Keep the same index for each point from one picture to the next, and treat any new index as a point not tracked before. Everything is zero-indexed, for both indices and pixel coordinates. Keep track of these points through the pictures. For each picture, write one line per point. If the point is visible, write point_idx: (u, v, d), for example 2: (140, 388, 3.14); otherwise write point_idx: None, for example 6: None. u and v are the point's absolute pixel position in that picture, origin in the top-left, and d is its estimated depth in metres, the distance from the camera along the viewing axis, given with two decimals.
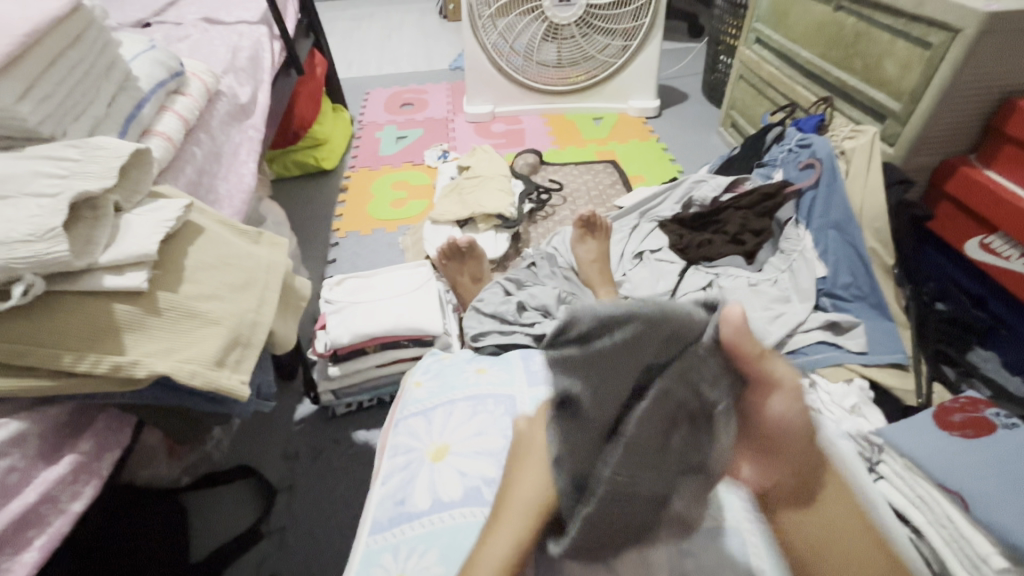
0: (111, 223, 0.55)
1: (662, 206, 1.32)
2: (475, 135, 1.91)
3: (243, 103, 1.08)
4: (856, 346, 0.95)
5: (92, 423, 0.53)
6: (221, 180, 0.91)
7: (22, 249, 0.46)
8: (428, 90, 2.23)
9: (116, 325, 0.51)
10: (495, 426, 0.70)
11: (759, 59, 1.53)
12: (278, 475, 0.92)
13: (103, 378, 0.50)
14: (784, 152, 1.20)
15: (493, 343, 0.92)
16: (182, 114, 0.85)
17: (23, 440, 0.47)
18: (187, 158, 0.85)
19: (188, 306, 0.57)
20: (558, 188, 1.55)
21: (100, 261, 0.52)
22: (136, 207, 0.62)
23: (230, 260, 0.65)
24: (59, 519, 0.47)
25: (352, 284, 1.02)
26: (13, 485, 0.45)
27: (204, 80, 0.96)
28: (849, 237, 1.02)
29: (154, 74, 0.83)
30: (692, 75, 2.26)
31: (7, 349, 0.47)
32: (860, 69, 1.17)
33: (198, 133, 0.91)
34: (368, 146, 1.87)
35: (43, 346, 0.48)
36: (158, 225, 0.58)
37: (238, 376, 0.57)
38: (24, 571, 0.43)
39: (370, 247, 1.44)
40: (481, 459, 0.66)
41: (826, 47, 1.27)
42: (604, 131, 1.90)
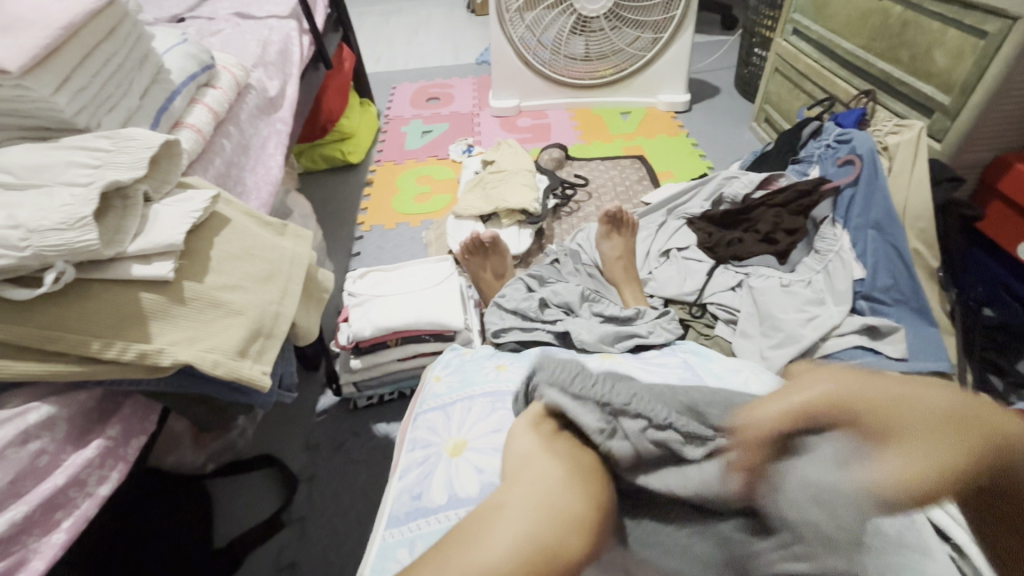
0: (139, 212, 0.56)
1: (691, 203, 1.28)
2: (500, 130, 1.89)
3: (272, 96, 1.09)
4: (896, 352, 0.90)
5: (120, 409, 0.54)
6: (249, 172, 0.92)
7: (53, 237, 0.47)
8: (455, 84, 2.23)
9: (142, 313, 0.52)
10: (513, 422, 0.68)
11: (796, 51, 1.47)
12: (299, 465, 0.93)
13: (130, 366, 0.51)
14: (821, 148, 1.15)
15: (514, 339, 0.90)
16: (212, 107, 0.86)
17: (52, 424, 0.48)
18: (217, 150, 0.86)
19: (212, 296, 0.57)
20: (584, 183, 1.52)
21: (129, 250, 0.53)
22: (165, 197, 0.63)
23: (254, 251, 0.66)
24: (86, 502, 0.48)
25: (375, 278, 1.02)
26: (42, 468, 0.46)
27: (234, 73, 0.97)
28: (890, 237, 0.97)
29: (186, 68, 0.85)
30: (725, 69, 2.20)
31: (39, 335, 0.48)
32: (907, 61, 1.11)
33: (228, 125, 0.92)
34: (394, 140, 1.87)
35: (72, 333, 0.49)
36: (185, 216, 0.58)
37: (259, 366, 0.58)
38: (50, 552, 0.44)
39: (394, 241, 1.45)
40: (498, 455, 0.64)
41: (870, 38, 1.21)
42: (632, 126, 1.86)
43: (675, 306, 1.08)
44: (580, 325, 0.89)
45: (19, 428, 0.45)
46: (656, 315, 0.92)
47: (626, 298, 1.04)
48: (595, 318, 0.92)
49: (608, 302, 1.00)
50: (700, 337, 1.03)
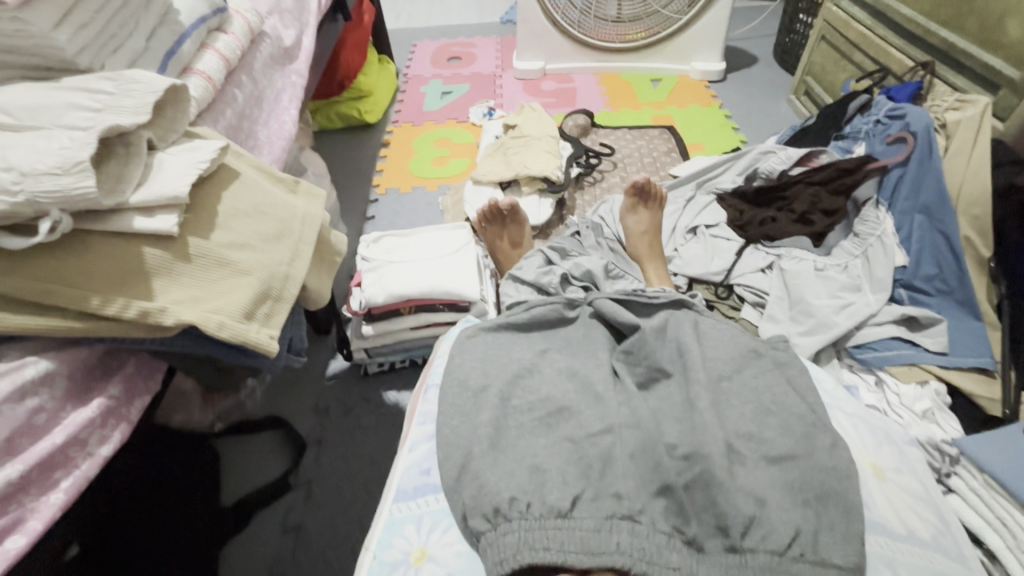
0: (143, 161, 0.52)
1: (722, 178, 1.22)
2: (523, 94, 1.81)
3: (287, 47, 1.04)
4: (935, 346, 0.84)
5: (122, 367, 0.52)
6: (262, 126, 0.88)
7: (48, 182, 0.43)
8: (477, 44, 2.13)
9: (145, 268, 0.49)
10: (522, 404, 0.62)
11: (848, 17, 1.36)
12: (308, 428, 0.92)
13: (132, 324, 0.49)
14: (869, 123, 1.07)
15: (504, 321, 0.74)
16: (224, 54, 0.81)
17: (50, 379, 0.46)
18: (228, 100, 0.82)
19: (219, 254, 0.54)
20: (609, 152, 1.45)
21: (130, 200, 0.49)
22: (171, 146, 0.59)
23: (265, 209, 0.62)
24: (86, 462, 0.46)
25: (390, 242, 0.99)
26: (40, 425, 0.44)
27: (247, 19, 0.91)
28: (940, 224, 0.90)
29: (196, 9, 0.79)
30: (764, 36, 2.07)
31: (36, 287, 0.45)
32: (974, 30, 1.01)
33: (241, 74, 0.87)
34: (412, 100, 1.80)
35: (71, 286, 0.46)
36: (191, 166, 0.55)
37: (267, 330, 0.55)
38: (48, 512, 0.42)
39: (410, 205, 1.40)
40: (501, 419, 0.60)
41: (934, 4, 1.10)
42: (662, 95, 1.77)
43: (700, 286, 1.03)
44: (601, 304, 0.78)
45: (15, 383, 0.43)
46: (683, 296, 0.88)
47: (649, 274, 0.99)
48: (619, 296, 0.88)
49: (632, 278, 0.95)
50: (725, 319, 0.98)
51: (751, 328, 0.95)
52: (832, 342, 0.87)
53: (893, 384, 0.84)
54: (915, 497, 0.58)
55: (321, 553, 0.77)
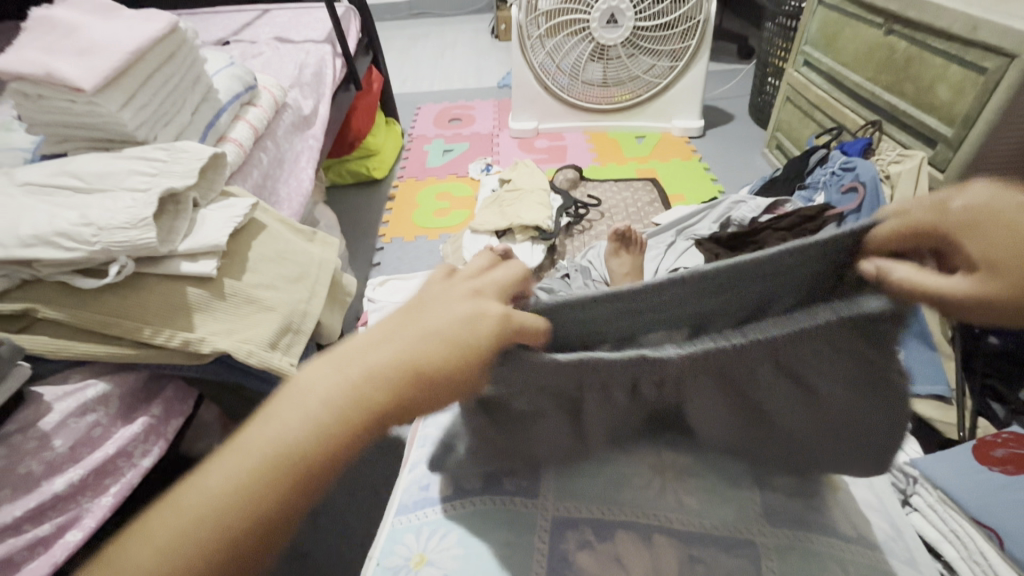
0: (189, 216, 0.63)
1: (698, 225, 1.33)
2: (518, 151, 1.97)
3: (306, 115, 1.18)
4: None
5: (162, 391, 0.60)
6: (283, 184, 1.00)
7: (119, 235, 0.53)
8: (476, 106, 2.32)
9: (188, 305, 0.58)
10: None
11: (807, 82, 1.52)
12: None
13: (175, 352, 0.57)
14: (827, 175, 1.19)
15: None
16: (253, 124, 0.94)
17: (106, 400, 0.54)
18: (255, 162, 0.94)
19: (248, 293, 0.63)
20: (597, 203, 1.57)
21: (179, 249, 0.59)
22: (210, 204, 0.70)
23: (286, 255, 0.72)
24: (131, 472, 0.53)
25: (394, 285, 1.09)
26: (97, 437, 0.52)
27: (273, 93, 1.05)
28: None
29: (232, 87, 0.93)
30: (740, 97, 2.26)
31: (101, 320, 0.54)
32: (911, 93, 1.15)
33: (266, 140, 1.00)
34: (416, 157, 1.96)
35: (128, 319, 0.55)
36: (228, 220, 0.65)
37: (287, 358, 0.63)
38: (101, 512, 0.49)
39: (413, 253, 1.51)
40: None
41: (877, 71, 1.25)
42: (646, 150, 1.93)
43: None
44: None
45: (79, 401, 0.52)
46: None
47: None
48: None
49: None
50: None
51: None
52: None
53: None
54: (868, 505, 0.60)
55: None
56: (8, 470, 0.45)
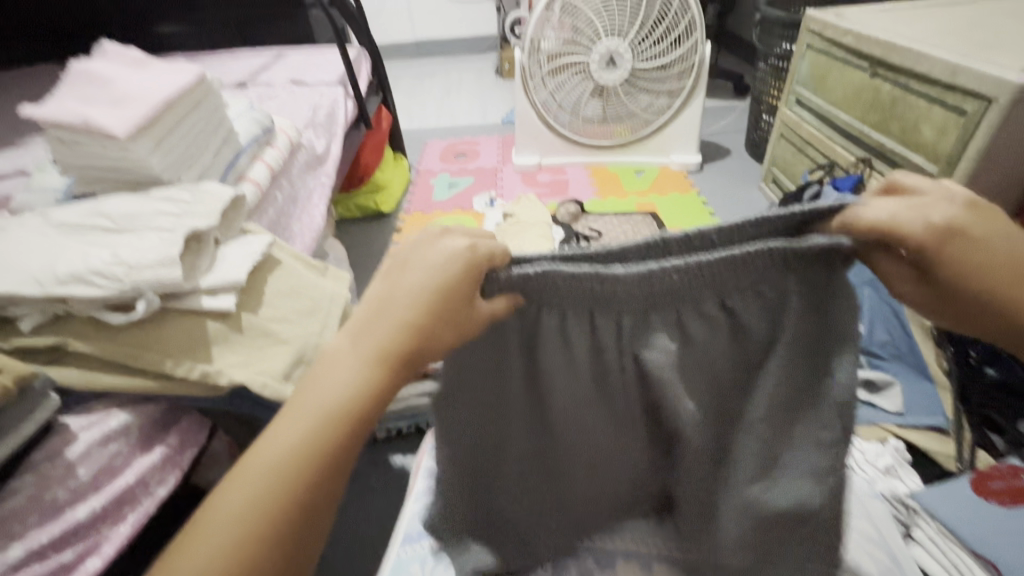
0: (211, 254, 0.67)
1: None
2: (521, 185, 2.03)
3: (319, 154, 1.24)
4: (891, 407, 0.95)
5: (179, 421, 0.62)
6: (296, 220, 1.05)
7: (148, 273, 0.57)
8: (481, 142, 2.40)
9: (208, 339, 0.61)
10: None
11: (799, 120, 1.58)
12: None
13: (194, 383, 0.60)
14: None
15: None
16: (270, 163, 0.99)
17: (127, 430, 0.56)
18: (271, 200, 0.99)
19: (265, 326, 0.67)
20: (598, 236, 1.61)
21: (201, 285, 0.63)
22: (230, 241, 0.73)
23: (301, 288, 0.75)
24: (148, 500, 0.55)
25: None
26: (117, 466, 0.54)
27: (289, 134, 1.11)
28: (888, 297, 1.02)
29: (251, 131, 0.99)
30: (736, 132, 2.33)
31: (127, 353, 0.57)
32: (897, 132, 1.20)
33: (282, 179, 1.05)
34: (422, 191, 2.02)
35: (152, 352, 0.58)
36: (247, 257, 0.69)
37: None
38: (119, 540, 0.51)
39: None
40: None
41: (864, 111, 1.31)
42: (645, 184, 1.98)
43: None
44: None
45: (103, 431, 0.54)
46: None
47: None
48: None
49: None
50: None
51: None
52: None
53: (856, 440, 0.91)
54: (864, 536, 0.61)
55: None
56: (36, 499, 0.48)
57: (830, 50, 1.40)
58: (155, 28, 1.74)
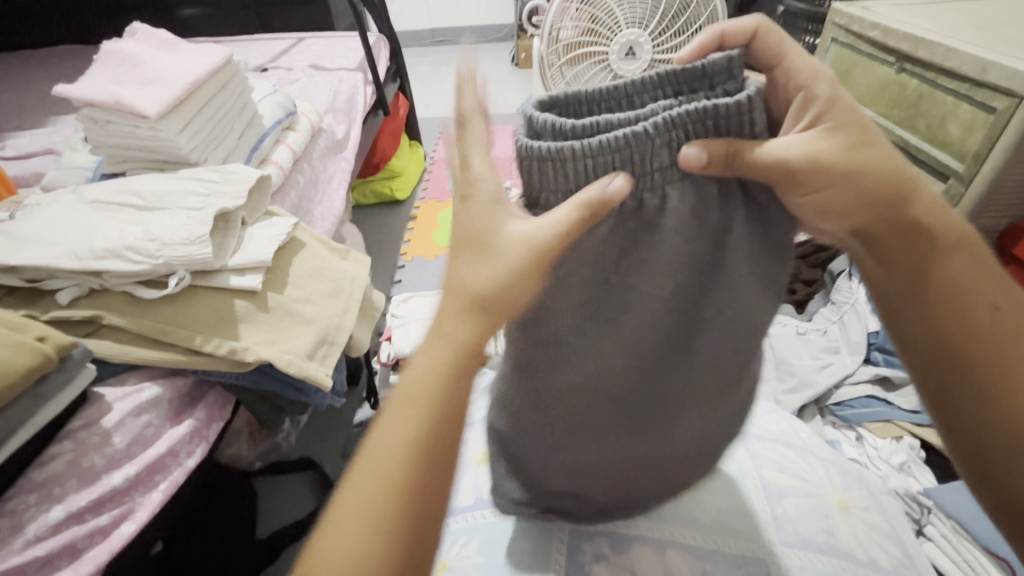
0: (238, 234, 0.68)
1: None
2: None
3: (338, 139, 1.25)
4: (908, 405, 0.92)
5: (206, 396, 0.64)
6: (317, 203, 1.06)
7: (180, 250, 0.59)
8: (497, 131, 2.39)
9: (235, 316, 0.63)
10: None
11: None
12: (336, 470, 1.01)
13: (222, 360, 0.61)
14: None
15: None
16: (292, 147, 1.00)
17: (158, 402, 0.58)
18: (293, 184, 1.00)
19: (290, 306, 0.68)
20: None
21: (229, 264, 0.64)
22: (256, 222, 0.75)
23: (323, 271, 0.77)
24: (178, 471, 0.57)
25: (417, 302, 1.14)
26: (149, 437, 0.56)
27: (311, 118, 1.12)
28: None
29: (275, 114, 0.99)
30: None
31: (159, 328, 0.59)
32: (923, 129, 1.18)
33: (303, 162, 1.06)
34: (438, 179, 2.02)
35: (182, 328, 0.60)
36: (272, 238, 0.70)
37: (323, 369, 0.67)
38: (152, 506, 0.53)
39: (433, 271, 1.56)
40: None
41: (889, 106, 1.29)
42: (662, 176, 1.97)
43: None
44: None
45: (135, 402, 0.56)
46: None
47: None
48: None
49: None
50: None
51: None
52: (813, 398, 0.97)
53: (871, 439, 0.90)
54: (880, 532, 0.59)
55: None
56: (75, 464, 0.50)
57: (855, 44, 1.37)
58: (177, 10, 1.75)
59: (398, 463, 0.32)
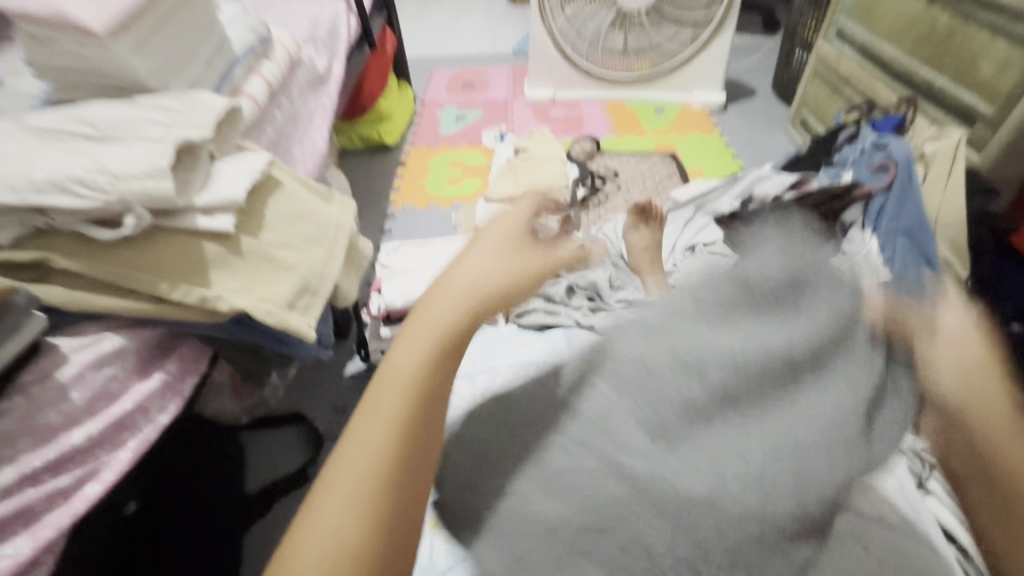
0: (205, 170, 0.60)
1: (720, 202, 1.31)
2: (532, 119, 1.91)
3: (320, 72, 1.14)
4: None
5: (178, 348, 0.59)
6: (297, 143, 0.98)
7: (136, 184, 0.51)
8: (490, 72, 2.25)
9: (206, 261, 0.57)
10: None
11: (839, 55, 1.46)
12: (326, 424, 0.99)
13: (193, 309, 0.56)
14: (856, 152, 1.16)
15: (538, 321, 0.91)
16: (268, 78, 0.90)
17: (122, 353, 0.53)
18: (270, 119, 0.91)
19: (267, 251, 0.62)
20: (614, 176, 1.53)
21: (195, 203, 0.57)
22: (226, 158, 0.67)
23: (304, 214, 0.70)
24: (149, 428, 0.53)
25: (408, 252, 1.08)
26: (114, 391, 0.51)
27: (288, 47, 1.01)
28: (919, 245, 0.96)
29: (246, 38, 0.89)
30: (763, 71, 2.18)
31: (118, 273, 0.53)
32: (951, 68, 1.10)
33: (280, 96, 0.97)
34: (428, 124, 1.91)
35: (145, 273, 0.54)
36: (245, 176, 0.63)
37: (306, 319, 0.62)
38: (119, 466, 0.49)
39: (425, 221, 1.48)
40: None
41: (915, 45, 1.20)
42: (665, 123, 1.87)
43: None
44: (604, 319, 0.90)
45: (96, 353, 0.50)
46: None
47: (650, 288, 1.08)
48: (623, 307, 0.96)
49: (632, 289, 1.03)
50: None
51: None
52: None
53: None
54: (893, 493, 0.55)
55: None
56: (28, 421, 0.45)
57: None
58: None
59: (379, 454, 0.34)
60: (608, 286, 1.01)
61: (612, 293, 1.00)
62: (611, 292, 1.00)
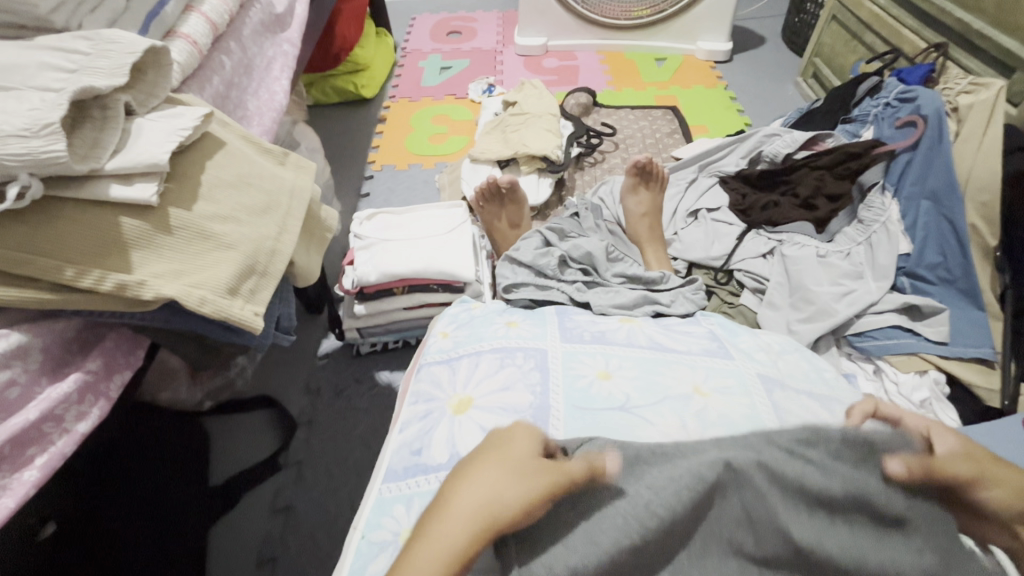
0: (120, 126, 0.50)
1: (725, 161, 1.21)
2: (523, 70, 1.76)
3: (278, 13, 1.00)
4: (936, 336, 0.82)
5: (102, 341, 0.50)
6: (252, 95, 0.85)
7: (14, 144, 0.41)
8: (478, 18, 2.07)
9: (122, 240, 0.47)
10: (524, 380, 0.59)
11: None
12: (299, 408, 0.91)
13: (109, 297, 0.46)
14: (879, 106, 1.05)
15: (527, 297, 0.83)
16: (210, 17, 0.77)
17: (23, 353, 0.44)
18: (215, 67, 0.78)
19: (201, 226, 0.52)
20: (611, 133, 1.41)
21: (105, 167, 0.47)
22: (152, 113, 0.56)
23: (250, 180, 0.60)
24: (63, 439, 0.44)
25: (383, 220, 0.98)
26: (13, 400, 0.43)
27: None
28: (946, 210, 0.88)
29: None
30: (772, 17, 2.02)
31: (9, 257, 0.43)
32: (992, 9, 0.98)
33: (229, 41, 0.84)
34: (410, 75, 1.75)
35: (44, 256, 0.44)
36: (171, 133, 0.52)
37: (251, 307, 0.53)
38: (22, 489, 0.40)
39: (405, 183, 1.37)
40: (507, 416, 0.55)
41: None
42: (667, 74, 1.73)
43: (699, 271, 1.03)
44: (600, 296, 0.82)
45: None
46: (681, 280, 0.87)
47: (649, 258, 1.00)
48: (619, 280, 0.88)
49: (630, 262, 0.95)
50: (724, 306, 0.97)
51: (751, 314, 0.94)
52: (832, 329, 0.86)
53: (891, 372, 0.82)
54: None
55: (310, 535, 0.77)
56: None
57: None
58: None
59: None
60: (603, 259, 0.92)
61: (609, 267, 0.92)
62: (608, 267, 0.92)
